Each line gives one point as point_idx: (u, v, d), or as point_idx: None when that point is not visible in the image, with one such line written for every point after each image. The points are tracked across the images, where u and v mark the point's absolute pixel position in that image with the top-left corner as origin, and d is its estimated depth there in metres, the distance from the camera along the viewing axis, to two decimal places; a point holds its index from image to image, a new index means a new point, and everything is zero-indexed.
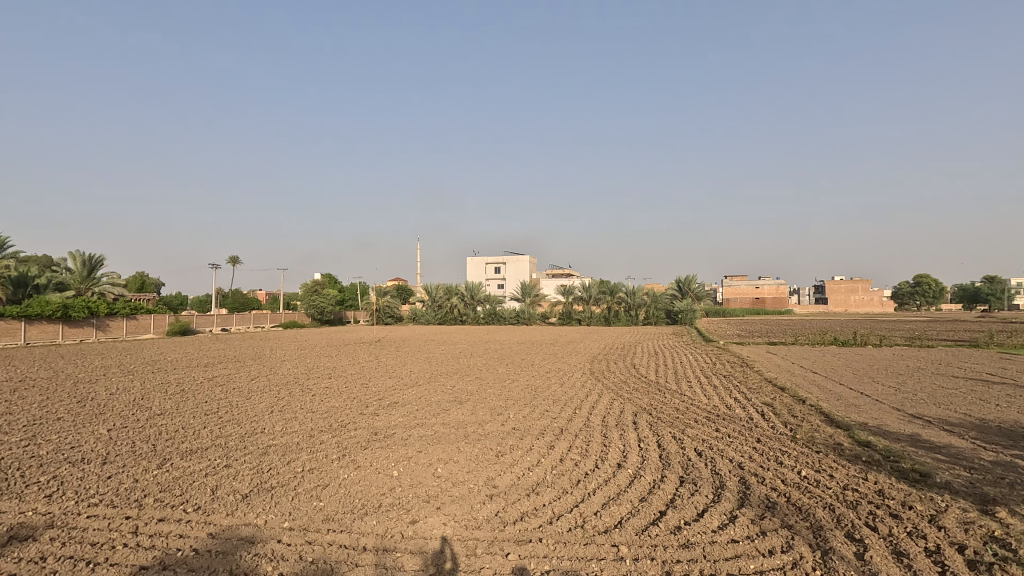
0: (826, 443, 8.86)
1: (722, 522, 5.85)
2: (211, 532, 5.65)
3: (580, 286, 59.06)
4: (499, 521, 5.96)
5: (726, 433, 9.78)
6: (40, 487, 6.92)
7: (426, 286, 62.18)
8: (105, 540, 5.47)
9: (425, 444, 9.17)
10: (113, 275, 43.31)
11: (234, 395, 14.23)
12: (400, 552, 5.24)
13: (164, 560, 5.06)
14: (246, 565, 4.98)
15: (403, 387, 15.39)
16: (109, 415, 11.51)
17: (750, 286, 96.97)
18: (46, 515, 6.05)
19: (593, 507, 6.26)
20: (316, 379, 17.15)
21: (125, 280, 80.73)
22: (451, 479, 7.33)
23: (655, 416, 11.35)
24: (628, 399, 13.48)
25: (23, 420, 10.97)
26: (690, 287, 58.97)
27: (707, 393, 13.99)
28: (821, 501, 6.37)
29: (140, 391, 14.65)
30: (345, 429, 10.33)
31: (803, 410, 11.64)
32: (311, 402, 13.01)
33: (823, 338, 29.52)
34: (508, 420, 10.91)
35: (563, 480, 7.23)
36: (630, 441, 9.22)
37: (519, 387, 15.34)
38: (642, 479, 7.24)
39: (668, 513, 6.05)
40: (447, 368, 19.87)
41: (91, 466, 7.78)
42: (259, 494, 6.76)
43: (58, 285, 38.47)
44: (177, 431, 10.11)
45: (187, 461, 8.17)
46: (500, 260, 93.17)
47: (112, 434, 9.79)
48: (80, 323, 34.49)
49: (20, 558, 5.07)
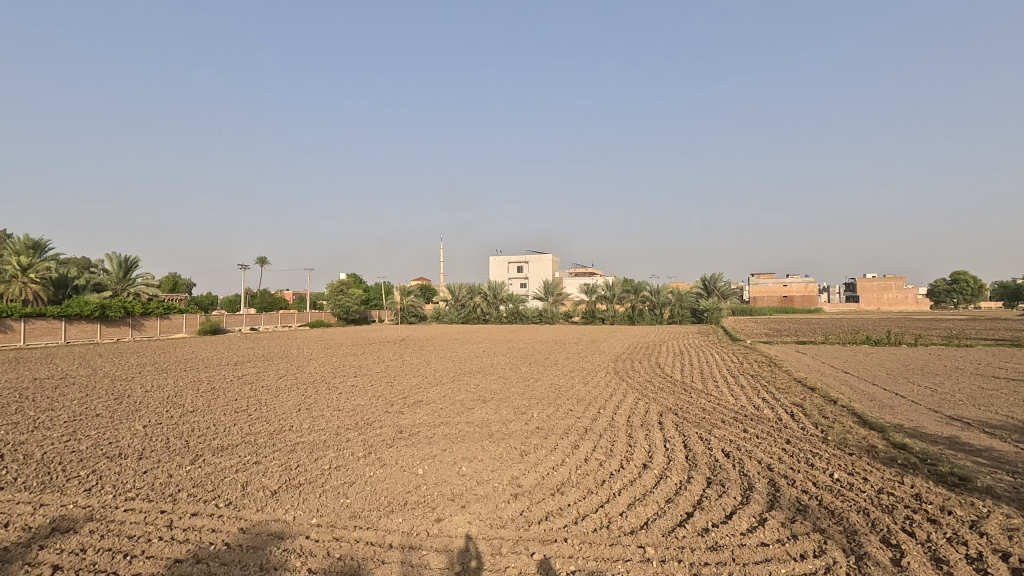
0: (859, 445, 8.65)
1: (751, 524, 5.74)
2: (241, 527, 5.77)
3: (604, 284, 58.76)
4: (524, 521, 5.94)
5: (754, 433, 9.64)
6: (80, 480, 7.19)
7: (449, 285, 62.57)
8: (142, 533, 5.63)
9: (449, 443, 9.21)
10: (148, 275, 44.64)
11: (263, 393, 14.48)
12: (426, 550, 5.27)
13: (197, 554, 5.19)
14: (277, 560, 5.07)
15: (428, 386, 15.49)
16: (145, 412, 11.86)
17: (778, 285, 95.19)
18: (86, 508, 6.26)
19: (619, 507, 6.21)
20: (342, 378, 17.33)
21: (160, 281, 83.17)
22: (476, 478, 7.35)
23: (681, 416, 11.20)
24: (654, 399, 13.31)
25: (65, 416, 11.40)
26: (716, 284, 57.91)
27: (735, 393, 13.75)
28: (855, 504, 6.19)
29: (173, 389, 15.05)
30: (371, 426, 10.46)
31: (834, 410, 11.40)
32: (338, 401, 13.19)
33: (855, 338, 28.56)
34: (532, 420, 10.87)
35: (588, 480, 7.19)
36: (656, 441, 9.12)
37: (542, 386, 15.28)
38: (669, 479, 7.17)
39: (695, 515, 5.97)
40: (471, 367, 19.91)
41: (128, 461, 8.04)
42: (287, 490, 6.89)
43: (96, 285, 39.92)
44: (208, 428, 10.36)
45: (219, 457, 8.36)
46: (523, 260, 93.39)
47: (147, 430, 10.10)
48: (116, 323, 35.62)
49: (62, 549, 5.26)
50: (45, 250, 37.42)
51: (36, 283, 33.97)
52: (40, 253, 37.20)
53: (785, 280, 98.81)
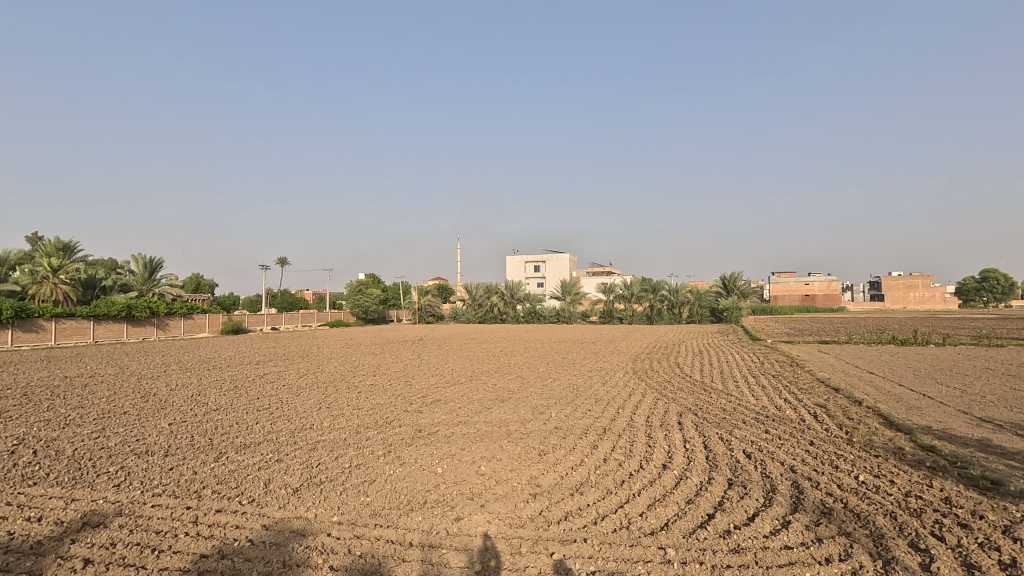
0: (886, 446, 8.47)
1: (774, 527, 5.65)
2: (264, 524, 5.86)
3: (622, 284, 58.52)
4: (543, 521, 5.93)
5: (777, 434, 9.49)
6: (109, 476, 7.38)
7: (466, 285, 62.85)
8: (169, 528, 5.75)
9: (468, 442, 9.24)
10: (172, 276, 45.58)
11: (284, 392, 14.70)
12: (446, 549, 5.31)
13: (222, 549, 5.29)
14: (299, 556, 5.14)
15: (447, 385, 15.56)
16: (171, 410, 12.12)
17: (800, 283, 93.93)
18: (115, 503, 6.42)
19: (639, 508, 6.17)
20: (361, 377, 17.47)
21: (183, 282, 84.81)
22: (495, 477, 7.37)
23: (701, 416, 11.08)
24: (673, 399, 13.21)
25: (95, 414, 11.72)
26: (736, 283, 57.00)
27: (756, 394, 13.55)
28: (883, 507, 6.07)
29: (197, 388, 15.36)
30: (390, 425, 10.55)
31: (859, 412, 11.17)
32: (357, 400, 13.31)
33: (880, 338, 27.92)
34: (550, 420, 10.83)
35: (607, 480, 7.15)
36: (675, 441, 9.05)
37: (560, 386, 15.20)
38: (689, 480, 7.09)
39: (716, 516, 5.89)
40: (489, 366, 19.94)
41: (155, 458, 8.22)
42: (309, 488, 6.98)
43: (122, 286, 40.90)
44: (231, 426, 10.54)
45: (242, 455, 8.50)
46: (539, 260, 93.31)
47: (172, 428, 10.31)
48: (142, 323, 36.43)
49: (94, 543, 5.40)
50: (74, 252, 38.40)
51: (66, 284, 34.90)
52: (70, 255, 38.20)
53: (807, 280, 97.06)
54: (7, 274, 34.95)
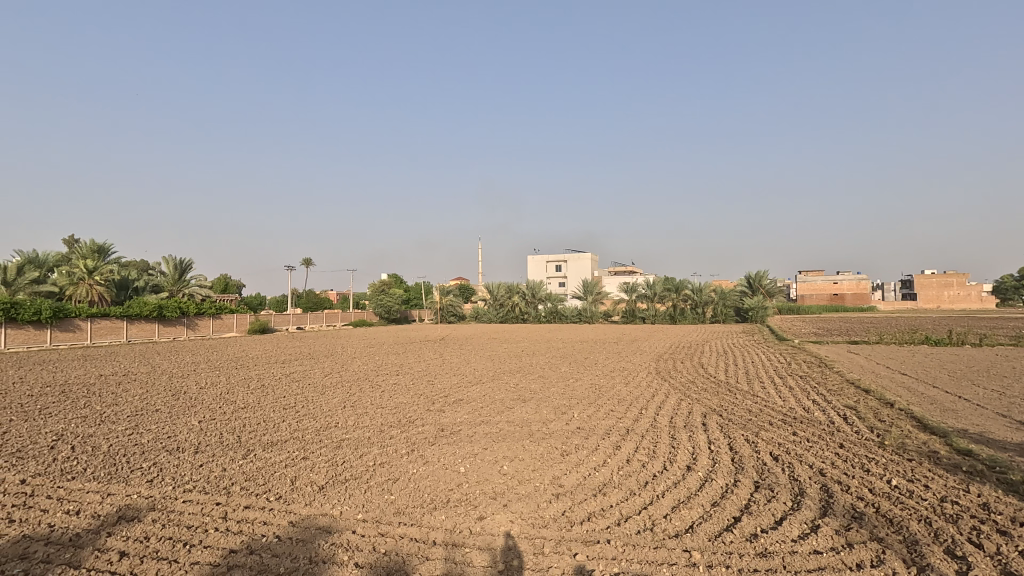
0: (920, 450, 8.23)
1: (803, 531, 5.54)
2: (291, 520, 5.96)
3: (644, 283, 58.06)
4: (566, 521, 5.92)
5: (805, 437, 9.28)
6: (143, 472, 7.60)
7: (488, 285, 63.06)
8: (200, 523, 5.89)
9: (490, 441, 9.28)
10: (201, 277, 46.72)
11: (309, 390, 14.97)
12: (469, 548, 5.33)
13: (251, 545, 5.39)
14: (325, 553, 5.21)
15: (469, 385, 15.65)
16: (200, 408, 12.42)
17: (828, 281, 92.01)
18: (149, 498, 6.61)
19: (662, 510, 6.11)
20: (384, 376, 17.66)
21: (212, 283, 86.82)
22: (517, 477, 7.37)
23: (727, 417, 10.92)
24: (697, 399, 13.05)
25: (128, 411, 12.08)
26: (761, 283, 55.94)
27: (783, 395, 13.29)
28: (916, 513, 5.89)
29: (226, 386, 15.73)
30: (413, 424, 10.64)
31: (891, 414, 10.86)
32: (381, 399, 13.47)
33: (913, 338, 27.14)
34: (573, 420, 10.80)
35: (630, 481, 7.10)
36: (700, 443, 8.94)
37: (582, 386, 15.16)
38: (714, 482, 6.99)
39: (743, 520, 5.80)
40: (511, 366, 19.99)
41: (185, 455, 8.44)
42: (334, 486, 7.06)
43: (154, 287, 42.08)
44: (259, 424, 10.75)
45: (269, 452, 8.67)
46: (561, 260, 93.13)
47: (202, 425, 10.60)
48: (173, 323, 37.41)
49: (129, 536, 5.56)
50: (109, 253, 39.57)
51: (100, 284, 36.01)
52: (105, 256, 39.38)
53: (835, 278, 94.88)
54: (46, 275, 36.22)
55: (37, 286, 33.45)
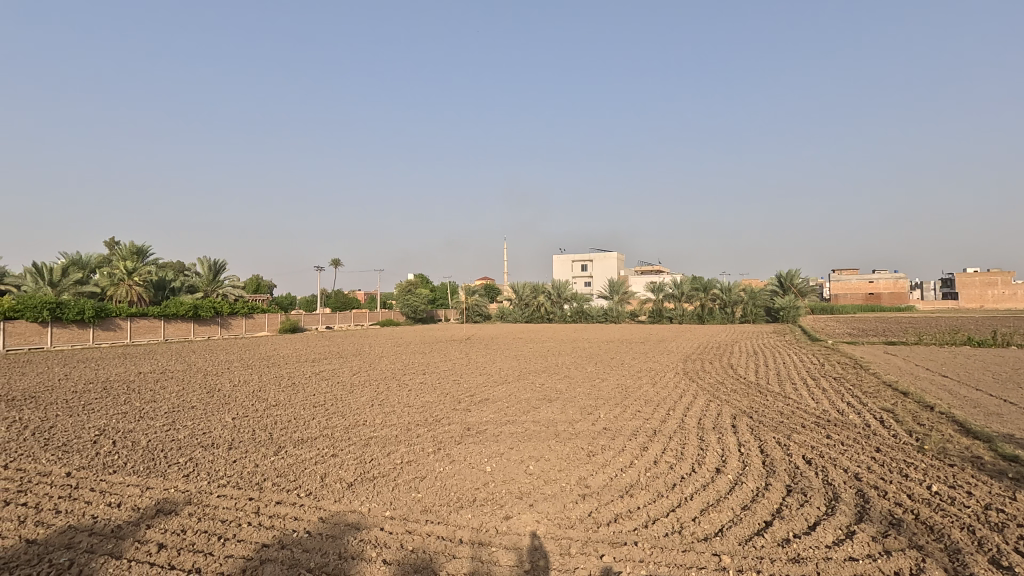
0: (962, 455, 7.92)
1: (838, 537, 5.40)
2: (321, 516, 6.07)
3: (671, 282, 57.51)
4: (593, 522, 5.88)
5: (839, 440, 9.03)
6: (180, 466, 7.84)
7: (514, 285, 63.20)
8: (233, 518, 6.05)
9: (516, 441, 9.29)
10: (234, 277, 47.99)
11: (338, 388, 15.22)
12: (495, 547, 5.34)
13: (282, 540, 5.51)
14: (354, 549, 5.29)
15: (495, 384, 15.71)
16: (234, 405, 12.76)
17: (863, 280, 89.40)
18: (185, 492, 6.81)
19: (691, 513, 6.01)
20: (410, 375, 17.83)
21: (245, 283, 89.07)
22: (543, 477, 7.36)
23: (757, 419, 10.69)
24: (726, 401, 12.82)
25: (166, 407, 12.49)
26: (793, 282, 54.64)
27: (816, 397, 12.95)
28: (958, 520, 5.67)
29: (258, 384, 16.13)
30: (440, 423, 10.73)
31: (931, 418, 10.47)
32: (407, 397, 13.61)
33: (954, 339, 26.20)
34: (599, 420, 10.73)
35: (658, 483, 7.01)
36: (729, 445, 8.77)
37: (608, 386, 15.07)
38: (744, 486, 6.85)
39: (774, 524, 5.67)
40: (536, 366, 19.99)
41: (220, 451, 8.68)
42: (362, 483, 7.17)
43: (190, 287, 43.41)
44: (289, 421, 10.99)
45: (299, 449, 8.85)
46: (587, 259, 92.74)
47: (236, 422, 10.89)
48: (207, 322, 38.53)
49: (166, 529, 5.75)
50: (147, 255, 40.95)
51: (139, 285, 37.32)
52: (143, 258, 40.79)
53: (871, 277, 92.08)
54: (89, 276, 37.69)
55: (80, 287, 34.83)
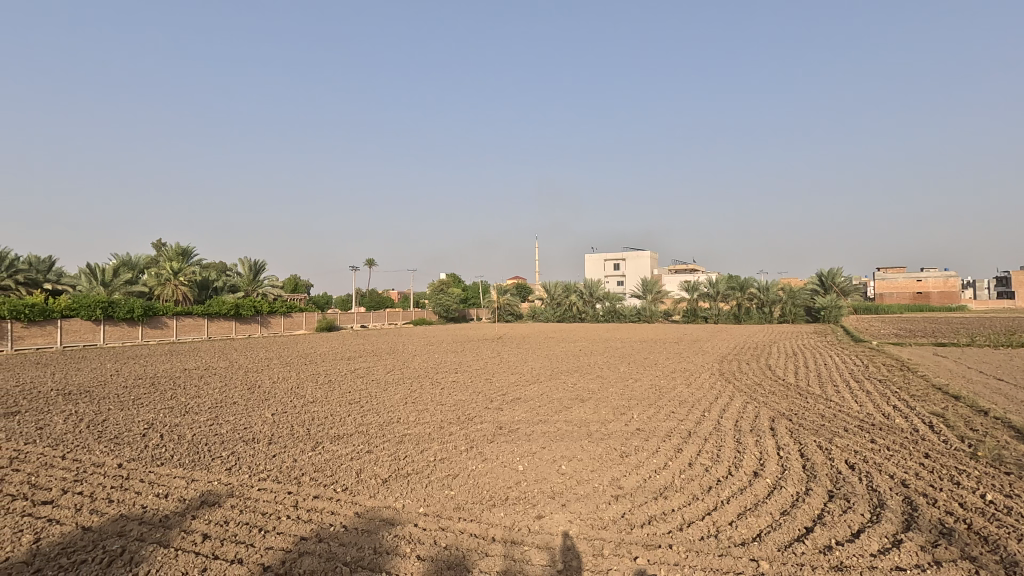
0: (1019, 463, 7.51)
1: (883, 545, 5.20)
2: (357, 511, 6.19)
3: (706, 281, 56.17)
4: (626, 524, 5.82)
5: (885, 445, 8.69)
6: (223, 460, 8.12)
7: (545, 284, 63.06)
8: (273, 511, 6.23)
9: (548, 440, 9.27)
10: (273, 277, 49.36)
11: (373, 386, 15.50)
12: (527, 546, 5.35)
13: (320, 533, 5.64)
14: (389, 544, 5.38)
15: (527, 384, 15.72)
16: (273, 401, 13.14)
17: (910, 279, 85.68)
18: (228, 484, 7.05)
19: (727, 516, 5.89)
20: (443, 374, 17.98)
21: (283, 283, 91.56)
22: (576, 477, 7.32)
23: (797, 422, 10.39)
24: (764, 402, 12.50)
25: (210, 402, 12.97)
26: (835, 280, 52.76)
27: (859, 400, 12.51)
28: (1015, 531, 5.39)
29: (295, 381, 16.56)
30: (472, 421, 10.82)
31: (985, 423, 9.96)
32: (440, 396, 13.74)
33: (1010, 341, 24.86)
34: (632, 421, 10.62)
35: (693, 485, 6.89)
36: (768, 448, 8.56)
37: (642, 387, 14.89)
38: (783, 490, 6.66)
39: (816, 530, 5.50)
40: (568, 366, 19.92)
41: (260, 445, 8.95)
42: (397, 479, 7.28)
43: (232, 287, 44.86)
44: (326, 417, 11.26)
45: (336, 445, 9.05)
46: (619, 257, 91.76)
47: (276, 417, 11.22)
48: (248, 321, 39.75)
49: (211, 520, 5.96)
50: (191, 255, 42.48)
51: (184, 284, 38.76)
52: (188, 258, 42.34)
53: (919, 275, 88.18)
54: (138, 276, 39.35)
55: (130, 287, 36.40)
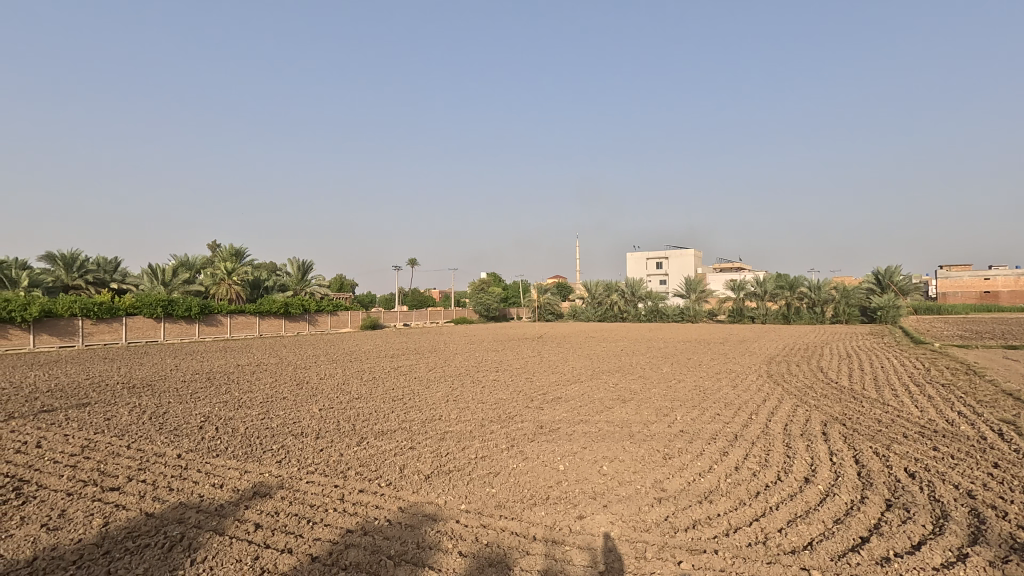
0: None
1: (947, 559, 4.92)
2: (400, 506, 6.31)
3: (753, 280, 54.52)
4: (670, 527, 5.70)
5: (948, 453, 8.21)
6: (273, 453, 8.43)
7: (586, 283, 62.63)
8: (321, 503, 6.43)
9: (589, 440, 9.19)
10: (320, 277, 50.86)
11: (415, 384, 15.77)
12: (569, 546, 5.32)
13: (365, 526, 5.78)
14: (431, 540, 5.45)
15: (567, 383, 15.61)
16: (320, 397, 13.55)
17: (976, 278, 80.58)
18: (278, 477, 7.32)
19: (777, 523, 5.69)
20: (484, 372, 18.11)
21: (330, 282, 94.30)
22: (618, 478, 7.23)
23: (851, 427, 9.94)
24: (816, 406, 12.00)
25: (261, 397, 13.49)
26: (893, 279, 50.16)
27: (920, 405, 11.84)
28: None
29: (341, 378, 17.01)
30: (513, 420, 10.83)
31: None
32: (480, 394, 13.85)
33: None
34: (676, 422, 10.40)
35: (739, 490, 6.69)
36: (819, 454, 8.22)
37: (685, 388, 14.57)
38: (837, 498, 6.39)
39: (872, 541, 5.25)
40: (610, 366, 19.70)
41: (308, 440, 9.25)
42: (439, 476, 7.38)
43: (281, 286, 46.54)
44: (371, 413, 11.53)
45: (380, 441, 9.26)
46: (662, 256, 90.12)
47: (322, 413, 11.56)
48: (296, 319, 41.13)
49: (263, 510, 6.20)
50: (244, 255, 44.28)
51: (237, 284, 40.43)
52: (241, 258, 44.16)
53: (987, 274, 82.70)
54: (195, 276, 41.31)
55: (188, 287, 38.29)
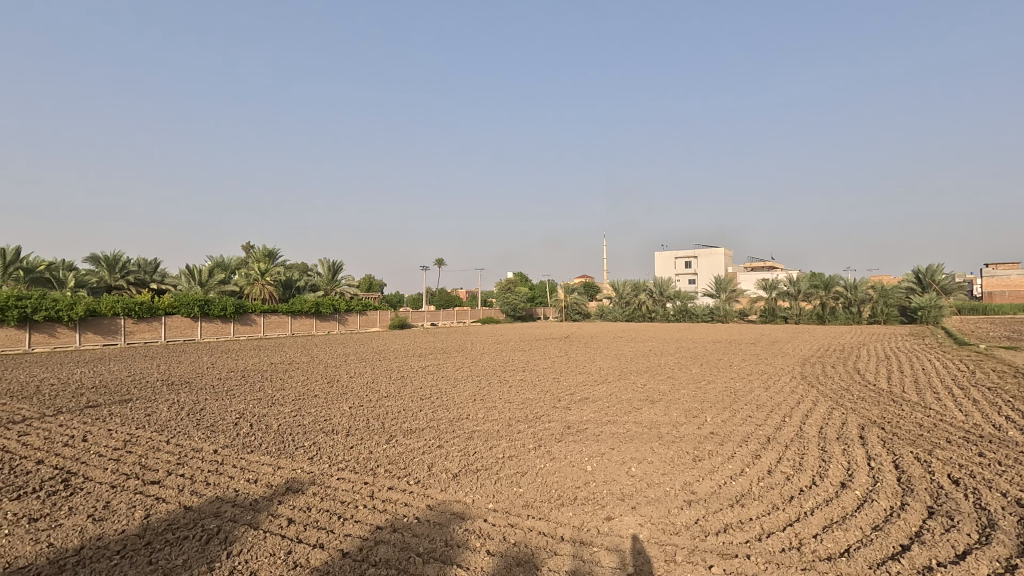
0: None
1: (994, 569, 4.71)
2: (429, 504, 6.37)
3: (786, 280, 53.40)
4: (700, 531, 5.61)
5: (995, 459, 7.86)
6: (305, 449, 8.61)
7: (613, 283, 62.15)
8: (351, 499, 6.54)
9: (617, 441, 9.11)
10: (350, 277, 51.71)
11: (443, 383, 15.90)
12: (597, 547, 5.29)
13: (394, 523, 5.85)
14: (459, 538, 5.49)
15: (595, 384, 15.51)
16: (350, 395, 13.78)
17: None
18: (310, 473, 7.48)
19: (811, 529, 5.54)
20: (511, 372, 18.15)
21: (359, 282, 95.77)
22: (646, 480, 7.15)
23: (890, 432, 9.59)
24: (853, 409, 11.64)
25: (293, 395, 13.79)
26: (934, 278, 48.35)
27: (964, 409, 11.37)
28: None
29: (370, 376, 17.27)
30: (540, 420, 10.82)
31: None
32: (507, 394, 13.88)
33: None
34: (706, 424, 10.23)
35: (773, 494, 6.54)
36: (857, 458, 7.97)
37: (716, 389, 14.32)
38: (876, 504, 6.18)
39: (913, 549, 5.07)
40: (637, 366, 19.51)
41: (338, 437, 9.42)
42: (466, 474, 7.42)
43: (312, 286, 47.48)
44: (399, 412, 11.67)
45: (408, 439, 9.37)
46: (691, 255, 88.80)
47: (352, 411, 11.75)
48: (327, 318, 41.92)
49: (296, 505, 6.35)
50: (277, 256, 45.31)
51: (270, 284, 41.40)
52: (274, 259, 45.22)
53: None
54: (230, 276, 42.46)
55: (224, 287, 39.41)
